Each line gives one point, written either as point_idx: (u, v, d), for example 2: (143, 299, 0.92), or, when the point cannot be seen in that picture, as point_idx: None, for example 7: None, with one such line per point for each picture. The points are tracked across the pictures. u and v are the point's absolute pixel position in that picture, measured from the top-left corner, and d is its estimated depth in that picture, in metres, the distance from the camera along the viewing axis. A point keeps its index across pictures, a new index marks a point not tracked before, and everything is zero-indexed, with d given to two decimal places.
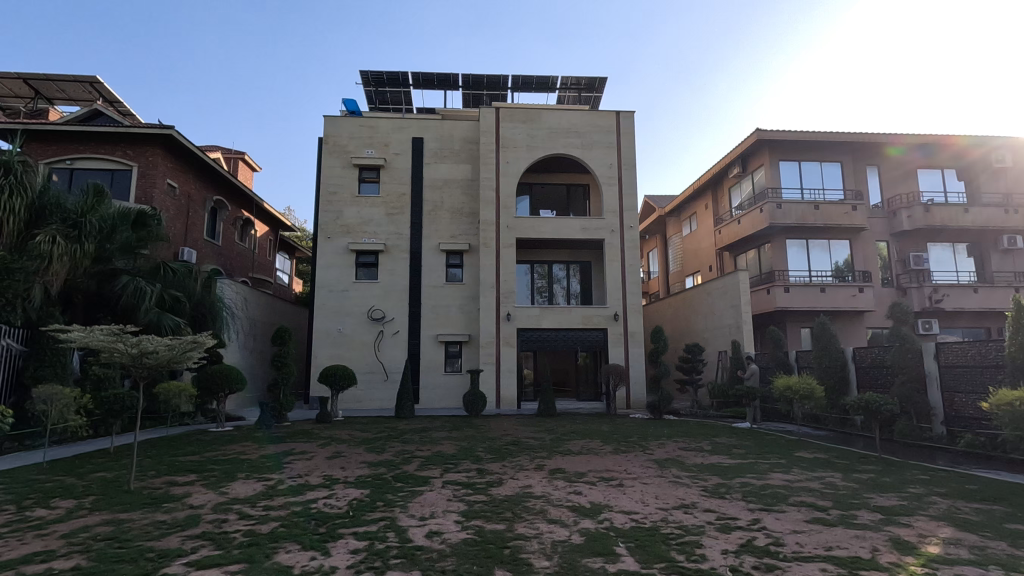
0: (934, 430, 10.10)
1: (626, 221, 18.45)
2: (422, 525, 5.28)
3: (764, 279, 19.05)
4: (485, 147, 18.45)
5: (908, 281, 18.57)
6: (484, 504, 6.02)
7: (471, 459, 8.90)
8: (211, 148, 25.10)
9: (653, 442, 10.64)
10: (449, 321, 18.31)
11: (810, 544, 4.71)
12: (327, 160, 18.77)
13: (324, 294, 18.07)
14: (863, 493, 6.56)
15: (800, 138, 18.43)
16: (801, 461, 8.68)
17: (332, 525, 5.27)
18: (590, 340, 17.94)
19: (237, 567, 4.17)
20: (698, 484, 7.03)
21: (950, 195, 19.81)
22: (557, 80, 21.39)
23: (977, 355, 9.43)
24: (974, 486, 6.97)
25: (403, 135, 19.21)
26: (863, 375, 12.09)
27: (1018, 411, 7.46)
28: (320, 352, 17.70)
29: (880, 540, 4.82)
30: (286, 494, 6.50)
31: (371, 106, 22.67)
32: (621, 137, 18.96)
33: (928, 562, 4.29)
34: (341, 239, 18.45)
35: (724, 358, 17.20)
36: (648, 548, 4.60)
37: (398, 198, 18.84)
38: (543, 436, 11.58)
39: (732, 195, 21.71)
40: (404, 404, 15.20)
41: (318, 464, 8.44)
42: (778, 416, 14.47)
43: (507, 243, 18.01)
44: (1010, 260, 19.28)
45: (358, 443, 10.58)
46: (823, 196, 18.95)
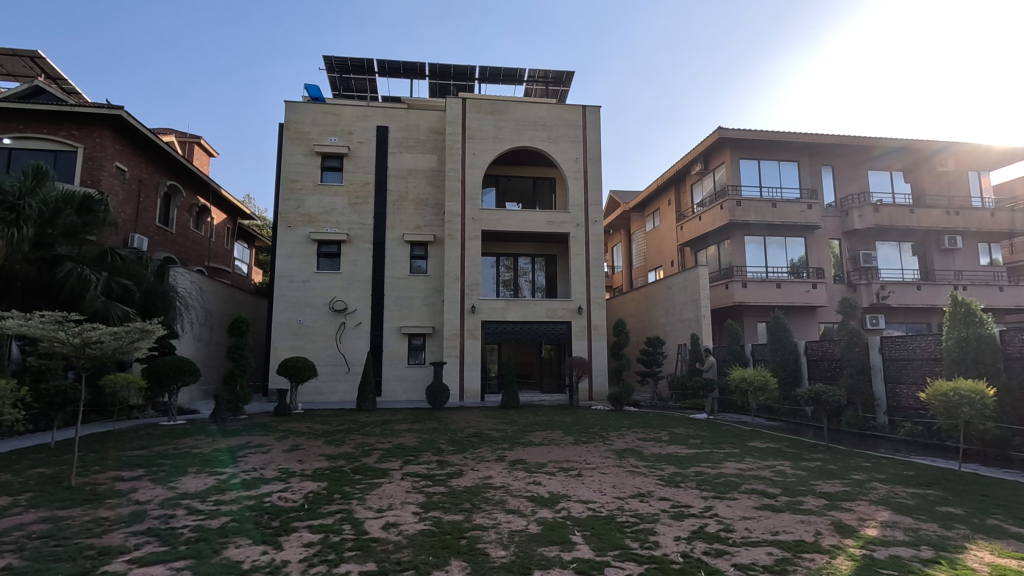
0: (878, 420, 10.59)
1: (591, 215, 18.60)
2: (379, 517, 5.23)
3: (723, 274, 19.56)
4: (451, 137, 18.26)
5: (858, 278, 19.39)
6: (443, 495, 6.01)
7: (432, 451, 8.86)
8: (165, 131, 24.09)
9: (613, 433, 10.83)
10: (413, 313, 18.14)
11: (758, 529, 4.88)
12: (288, 147, 18.26)
13: (284, 284, 17.61)
14: (810, 480, 6.83)
15: (759, 138, 18.97)
16: (754, 450, 8.97)
17: (285, 519, 5.16)
18: (554, 333, 18.07)
19: (183, 563, 4.04)
20: (655, 474, 7.18)
21: (897, 196, 20.74)
22: (524, 72, 21.33)
23: (918, 348, 9.95)
24: (912, 472, 7.33)
25: (367, 123, 18.83)
26: (814, 368, 12.59)
27: (952, 400, 7.89)
28: (279, 344, 17.28)
29: (824, 524, 5.04)
30: (238, 488, 6.32)
31: (335, 93, 22.14)
32: (587, 131, 19.07)
33: (866, 544, 4.50)
34: (302, 228, 18.00)
35: (684, 351, 17.60)
36: (603, 536, 4.67)
37: (362, 187, 18.49)
38: (505, 427, 11.63)
39: (694, 192, 22.18)
40: (365, 396, 15.00)
41: (274, 457, 8.25)
42: (734, 407, 14.90)
43: (472, 235, 17.91)
44: (950, 259, 20.35)
45: (317, 436, 10.39)
46: (781, 194, 19.55)
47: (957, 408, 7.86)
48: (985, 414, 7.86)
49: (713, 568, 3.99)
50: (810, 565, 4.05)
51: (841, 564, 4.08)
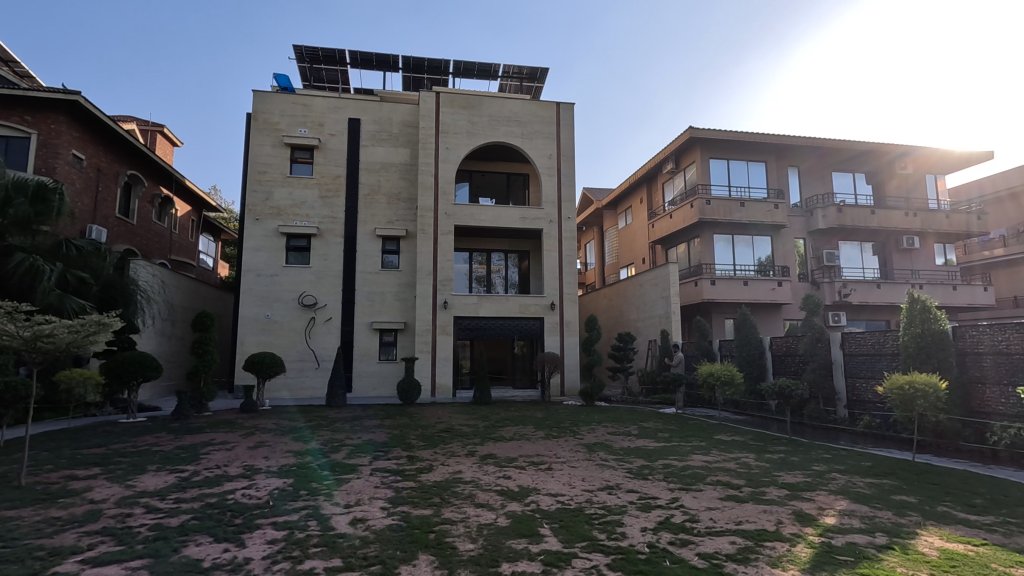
0: (838, 413, 10.94)
1: (565, 211, 18.67)
2: (346, 512, 5.16)
3: (692, 272, 19.90)
4: (424, 131, 18.08)
5: (821, 276, 19.97)
6: (412, 490, 5.96)
7: (402, 446, 8.79)
8: (126, 119, 23.21)
9: (583, 428, 10.92)
10: (384, 308, 17.94)
11: (722, 519, 4.98)
12: (256, 138, 17.81)
13: (251, 278, 17.21)
14: (773, 472, 7.01)
15: (729, 138, 19.33)
16: (720, 443, 9.17)
17: (249, 516, 5.04)
18: (526, 328, 18.12)
19: (139, 562, 3.91)
20: (623, 467, 7.27)
21: (859, 198, 21.40)
22: (498, 68, 21.25)
23: (877, 344, 10.28)
24: (869, 463, 7.59)
25: (339, 115, 18.50)
26: (778, 363, 12.94)
27: (907, 393, 8.19)
28: (246, 339, 16.90)
29: (785, 513, 5.18)
30: (200, 486, 6.16)
31: (305, 83, 21.67)
32: (561, 128, 19.13)
33: (825, 532, 4.64)
34: (271, 220, 17.60)
35: (654, 347, 17.86)
36: (571, 528, 4.70)
37: (332, 180, 18.17)
38: (476, 422, 11.61)
39: (665, 191, 22.47)
40: (335, 392, 14.79)
41: (239, 454, 8.05)
42: (702, 402, 15.19)
43: (445, 230, 17.79)
44: (907, 259, 21.13)
45: (285, 432, 10.18)
46: (749, 194, 19.98)
47: (912, 400, 8.16)
48: (938, 406, 8.19)
49: (677, 557, 4.05)
50: (771, 553, 4.14)
51: (801, 551, 4.19)
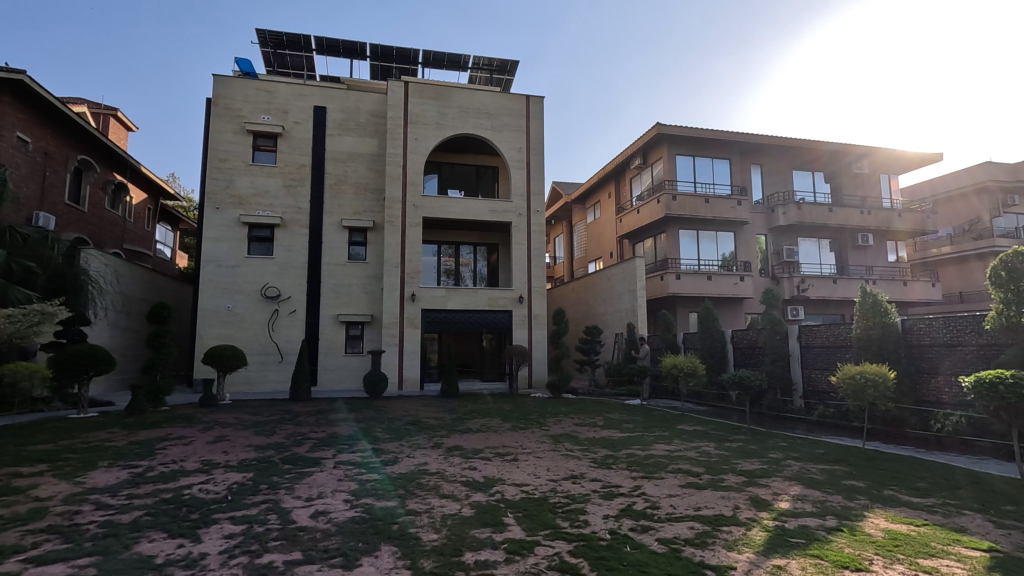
0: (794, 403, 11.34)
1: (533, 205, 18.70)
2: (308, 506, 5.08)
3: (659, 266, 20.27)
4: (392, 121, 17.80)
5: (781, 272, 20.58)
6: (376, 483, 5.92)
7: (367, 439, 8.70)
8: (76, 101, 22.12)
9: (550, 419, 11.02)
10: (351, 300, 17.67)
11: (682, 506, 5.10)
12: (217, 124, 17.23)
13: (211, 269, 16.70)
14: (732, 460, 7.22)
15: (695, 135, 19.69)
16: (682, 433, 9.38)
17: (206, 511, 4.91)
18: (495, 321, 18.13)
19: (87, 560, 3.77)
20: (588, 457, 7.36)
21: (818, 195, 22.08)
22: (468, 59, 21.08)
23: (832, 336, 10.67)
24: (823, 451, 7.88)
25: (304, 103, 18.05)
26: (739, 355, 13.30)
27: (859, 382, 8.54)
28: (206, 332, 16.41)
29: (741, 499, 5.34)
30: (155, 481, 5.97)
31: (269, 69, 21.06)
32: (531, 122, 19.13)
33: (779, 516, 4.81)
34: (232, 210, 17.08)
35: (620, 340, 18.13)
36: (535, 517, 4.74)
37: (297, 169, 17.74)
38: (443, 415, 11.58)
39: (633, 186, 22.73)
40: (299, 386, 14.51)
41: (197, 449, 7.83)
42: (666, 393, 15.52)
43: (413, 222, 17.59)
44: (862, 255, 21.96)
45: (246, 426, 9.96)
46: (713, 190, 20.40)
47: (863, 390, 8.50)
48: (887, 395, 8.57)
49: (638, 543, 4.13)
50: (728, 537, 4.27)
51: (755, 534, 4.34)
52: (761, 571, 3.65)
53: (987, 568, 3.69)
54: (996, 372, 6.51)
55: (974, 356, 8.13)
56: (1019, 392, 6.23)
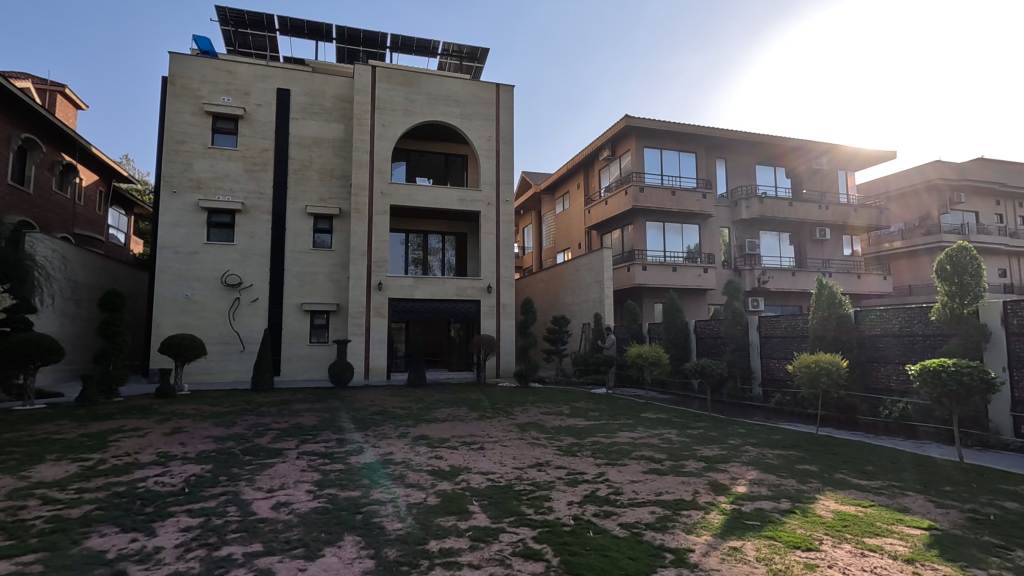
0: (753, 390, 11.70)
1: (502, 194, 18.64)
2: (269, 497, 4.99)
3: (625, 257, 20.53)
4: (359, 106, 17.42)
5: (743, 264, 21.12)
6: (340, 473, 5.85)
7: (332, 429, 8.59)
8: (19, 76, 20.87)
9: (517, 408, 11.10)
10: (316, 289, 17.32)
11: (644, 491, 5.22)
12: (174, 104, 16.54)
13: (168, 255, 16.10)
14: (692, 446, 7.42)
15: (662, 128, 19.93)
16: (646, 420, 9.59)
17: (161, 504, 4.77)
18: (463, 311, 18.07)
19: (32, 557, 3.61)
20: (554, 445, 7.44)
21: (779, 189, 22.66)
22: (437, 45, 20.76)
23: (790, 326, 11.04)
24: (779, 437, 8.16)
25: (266, 84, 17.47)
26: (701, 345, 13.65)
27: (813, 370, 8.86)
28: (163, 321, 15.85)
29: (701, 484, 5.50)
30: (107, 474, 5.76)
31: (229, 48, 20.30)
32: (501, 111, 19.01)
33: (736, 500, 4.97)
34: (190, 194, 16.47)
35: (587, 330, 18.33)
36: (500, 504, 4.78)
37: (259, 153, 17.21)
38: (410, 405, 11.52)
39: (601, 177, 22.89)
40: (262, 375, 14.18)
41: (153, 441, 7.58)
42: (631, 382, 15.81)
43: (380, 210, 17.31)
44: (819, 249, 22.73)
45: (205, 417, 9.68)
46: (679, 183, 20.74)
47: (817, 377, 8.83)
48: (839, 383, 8.92)
49: (600, 528, 4.21)
50: (687, 521, 4.39)
51: (713, 518, 4.47)
52: (718, 552, 3.76)
53: (926, 544, 3.91)
54: (939, 361, 6.85)
55: (919, 346, 8.55)
56: (960, 379, 6.58)
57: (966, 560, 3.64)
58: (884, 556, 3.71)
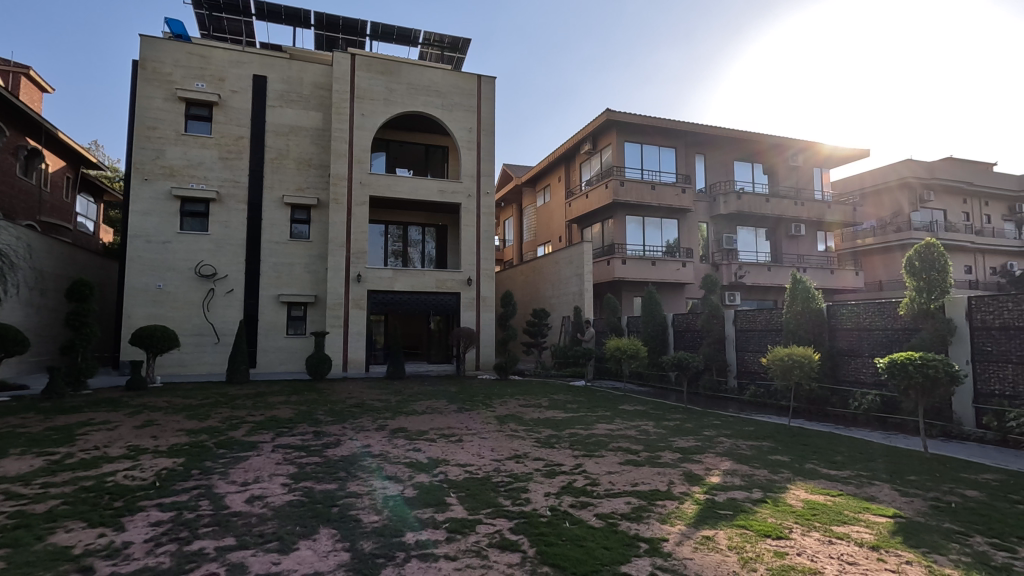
0: (729, 383, 11.91)
1: (483, 186, 18.56)
2: (243, 490, 4.92)
3: (605, 251, 20.65)
4: (338, 95, 17.13)
5: (720, 258, 21.41)
6: (317, 466, 5.80)
7: (308, 422, 8.50)
8: None
9: (496, 400, 11.12)
10: (293, 280, 17.07)
11: (620, 482, 5.28)
12: (145, 89, 16.06)
13: (139, 245, 15.68)
14: (668, 437, 7.53)
15: (643, 123, 20.04)
16: (623, 412, 9.70)
17: (131, 498, 4.67)
18: (442, 303, 18.00)
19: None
20: (532, 437, 7.48)
21: (756, 185, 22.97)
22: (418, 34, 20.50)
23: (764, 320, 11.24)
24: (752, 428, 8.32)
25: (242, 71, 17.07)
26: (679, 338, 13.83)
27: (786, 363, 9.04)
28: (134, 312, 15.47)
29: (676, 474, 5.58)
30: (74, 468, 5.61)
31: (203, 32, 19.76)
32: (482, 102, 18.89)
33: (710, 490, 5.06)
34: (162, 182, 16.05)
35: (567, 323, 18.42)
36: (477, 496, 4.79)
37: (234, 141, 16.83)
38: (388, 397, 11.47)
39: (582, 171, 22.95)
40: (236, 368, 13.96)
41: (123, 434, 7.41)
42: (609, 374, 15.97)
43: (359, 200, 17.09)
44: (794, 244, 23.16)
45: (177, 410, 9.50)
46: (659, 178, 20.89)
47: (790, 370, 9.01)
48: (811, 375, 9.13)
49: (577, 519, 4.25)
50: (661, 511, 4.46)
51: (687, 508, 4.55)
52: (691, 541, 3.83)
53: (890, 532, 4.03)
54: (906, 354, 7.05)
55: (888, 340, 8.79)
56: (926, 372, 6.78)
57: (928, 546, 3.77)
58: (851, 543, 3.82)
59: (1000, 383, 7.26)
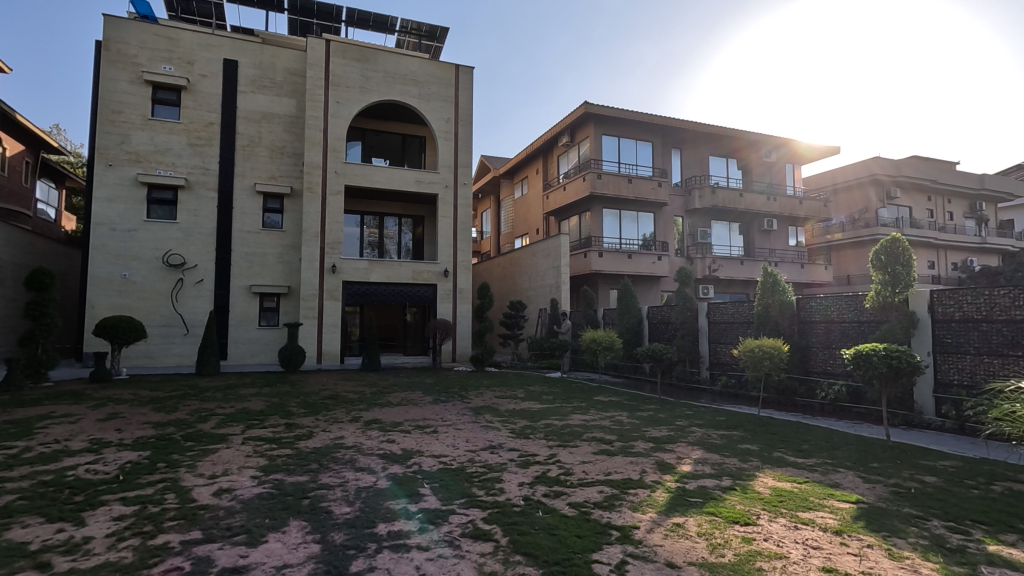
0: (701, 374, 12.12)
1: (460, 177, 18.43)
2: (211, 483, 4.82)
3: (582, 244, 20.74)
4: (312, 81, 16.76)
5: (695, 252, 21.70)
6: (288, 458, 5.71)
7: (280, 414, 8.36)
8: None
9: (472, 392, 11.10)
10: (265, 271, 16.74)
11: (593, 471, 5.33)
12: (109, 71, 15.47)
13: (103, 233, 15.16)
14: (642, 427, 7.62)
15: (620, 116, 20.11)
16: (598, 404, 9.79)
17: (92, 492, 4.54)
18: (418, 295, 17.87)
19: None
20: (507, 428, 7.50)
21: (731, 180, 23.26)
22: (395, 22, 20.17)
23: (736, 312, 11.44)
24: (723, 418, 8.48)
25: (211, 54, 16.57)
26: (653, 330, 14.00)
27: (756, 355, 9.21)
28: (98, 302, 14.98)
29: (648, 463, 5.66)
30: (32, 463, 5.41)
31: (171, 14, 19.09)
32: (460, 92, 18.71)
33: (681, 478, 5.15)
34: (128, 167, 15.53)
35: (544, 315, 18.46)
36: (452, 486, 4.78)
37: (204, 127, 16.35)
38: (363, 389, 11.36)
39: (560, 163, 22.95)
40: (206, 360, 13.65)
41: (85, 427, 7.17)
42: (585, 366, 16.11)
43: (334, 190, 16.80)
44: (767, 239, 23.58)
45: (143, 403, 9.24)
46: (636, 171, 21.03)
47: (760, 362, 9.19)
48: (779, 366, 9.34)
49: (550, 508, 4.27)
50: (633, 499, 4.51)
51: (659, 496, 4.61)
52: (662, 529, 3.88)
53: (853, 517, 4.15)
54: (871, 346, 7.26)
55: (854, 332, 9.04)
56: (889, 362, 6.99)
57: (888, 530, 3.89)
58: (815, 528, 3.92)
59: (959, 373, 7.52)
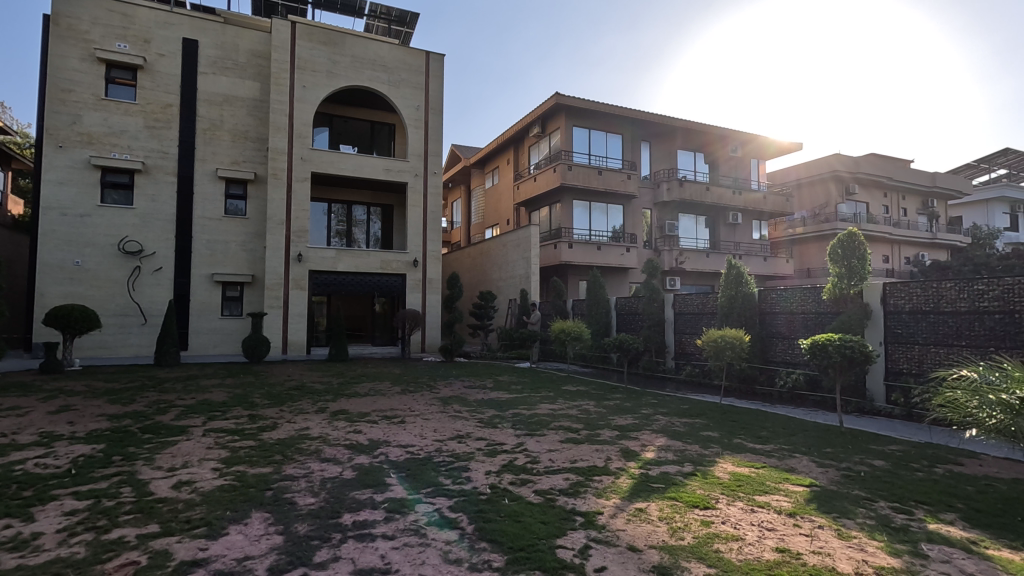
0: (666, 363, 12.39)
1: (430, 166, 18.25)
2: (169, 476, 4.71)
3: (552, 235, 20.82)
4: (276, 64, 16.27)
5: (662, 245, 22.05)
6: (251, 449, 5.60)
7: (244, 406, 8.18)
8: None
9: (440, 382, 11.09)
10: (227, 259, 16.29)
11: (560, 459, 5.41)
12: (58, 47, 14.68)
13: (53, 217, 14.46)
14: (608, 416, 7.75)
15: (590, 108, 20.23)
16: (565, 393, 9.94)
17: (42, 487, 4.36)
18: (387, 285, 17.67)
19: None
20: (475, 417, 7.52)
21: (698, 173, 23.66)
22: (364, 5, 19.72)
23: (701, 304, 11.70)
24: (687, 406, 8.69)
25: (170, 33, 15.91)
26: (621, 321, 14.23)
27: (719, 345, 9.43)
28: (48, 289, 14.33)
29: (613, 451, 5.77)
30: None
31: None
32: (429, 79, 18.47)
33: (644, 465, 5.27)
34: (80, 149, 14.83)
35: (513, 305, 18.51)
36: (418, 475, 4.79)
37: (162, 109, 15.73)
38: (329, 380, 11.21)
39: (531, 154, 22.94)
40: (166, 350, 13.23)
41: (33, 420, 6.86)
42: (554, 356, 16.26)
43: (300, 176, 16.43)
44: (732, 232, 24.13)
45: (98, 395, 8.91)
46: (606, 163, 21.21)
47: (722, 351, 9.41)
48: (741, 356, 9.59)
49: (516, 496, 4.32)
50: (598, 485, 4.60)
51: (622, 482, 4.71)
52: (625, 514, 3.97)
53: (806, 499, 4.33)
54: (828, 336, 7.53)
55: (812, 323, 9.37)
56: (844, 352, 7.27)
57: (838, 511, 4.07)
58: (770, 511, 4.07)
59: (907, 362, 7.88)
